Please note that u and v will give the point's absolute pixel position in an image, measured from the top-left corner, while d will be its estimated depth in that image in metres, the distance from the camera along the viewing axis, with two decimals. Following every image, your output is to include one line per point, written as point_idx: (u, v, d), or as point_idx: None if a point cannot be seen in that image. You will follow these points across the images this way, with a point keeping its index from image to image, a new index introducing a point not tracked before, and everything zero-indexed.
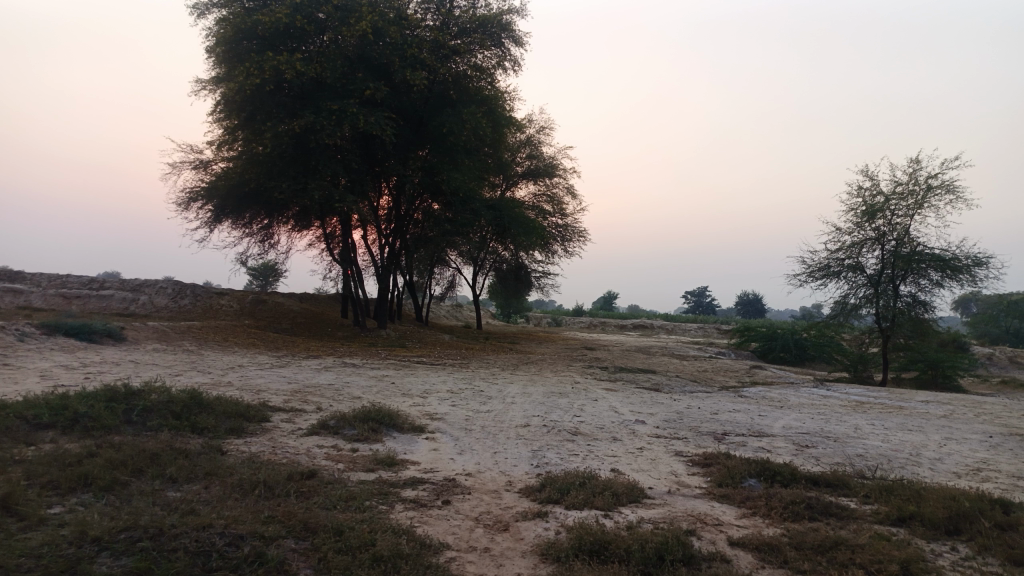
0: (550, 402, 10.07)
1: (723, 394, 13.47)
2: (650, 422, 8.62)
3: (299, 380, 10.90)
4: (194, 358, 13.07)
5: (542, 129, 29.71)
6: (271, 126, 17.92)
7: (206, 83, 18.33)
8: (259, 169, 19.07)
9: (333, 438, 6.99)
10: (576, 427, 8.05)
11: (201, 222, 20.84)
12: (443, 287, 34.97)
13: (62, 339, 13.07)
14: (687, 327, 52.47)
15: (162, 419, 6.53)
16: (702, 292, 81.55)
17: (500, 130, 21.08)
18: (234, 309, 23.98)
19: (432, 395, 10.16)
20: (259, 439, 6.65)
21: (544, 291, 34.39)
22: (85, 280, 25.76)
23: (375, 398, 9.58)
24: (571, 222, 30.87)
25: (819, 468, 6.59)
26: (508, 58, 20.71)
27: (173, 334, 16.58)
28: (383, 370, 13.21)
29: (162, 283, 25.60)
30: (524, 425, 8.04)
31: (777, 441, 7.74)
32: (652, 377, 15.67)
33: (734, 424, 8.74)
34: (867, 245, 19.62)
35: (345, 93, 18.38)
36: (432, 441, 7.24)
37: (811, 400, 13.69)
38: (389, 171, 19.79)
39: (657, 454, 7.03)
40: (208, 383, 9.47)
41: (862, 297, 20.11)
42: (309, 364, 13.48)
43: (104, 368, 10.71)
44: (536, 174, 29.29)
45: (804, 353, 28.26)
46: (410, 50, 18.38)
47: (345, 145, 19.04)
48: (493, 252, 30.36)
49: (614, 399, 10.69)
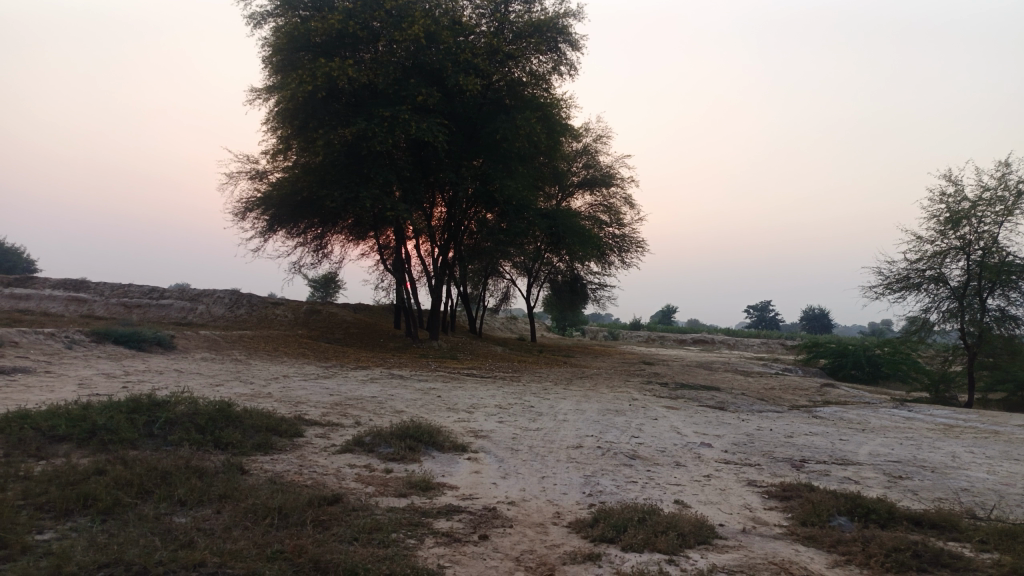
0: (605, 420, 9.30)
1: (795, 414, 12.43)
2: (717, 446, 7.78)
3: (342, 392, 10.41)
4: (240, 368, 12.78)
5: (600, 138, 28.97)
6: (323, 133, 17.73)
7: (260, 92, 18.23)
8: (312, 178, 18.93)
9: (366, 457, 6.40)
10: (634, 450, 7.28)
11: (256, 231, 20.81)
12: (498, 298, 34.44)
13: (111, 347, 12.96)
14: (750, 342, 50.60)
15: (184, 433, 6.04)
16: (766, 306, 79.01)
17: (555, 136, 20.45)
18: (288, 318, 23.93)
19: (479, 410, 9.53)
20: (286, 457, 6.11)
21: (600, 304, 33.49)
22: (146, 290, 26.13)
23: (418, 412, 8.99)
24: (628, 232, 29.96)
25: (921, 505, 5.67)
26: (564, 63, 20.04)
27: (224, 342, 16.44)
28: (431, 382, 12.64)
29: (219, 292, 25.76)
30: (576, 447, 7.31)
31: (865, 471, 6.83)
32: (716, 394, 14.68)
33: (813, 449, 7.82)
34: (951, 254, 18.20)
35: (397, 99, 18.02)
36: (474, 462, 6.57)
37: (892, 422, 12.51)
38: (441, 179, 19.38)
39: (728, 483, 6.22)
40: (245, 395, 9.04)
41: (945, 311, 18.64)
42: (356, 375, 13.02)
43: (146, 377, 10.43)
44: (592, 184, 28.54)
45: (878, 371, 26.60)
46: (464, 55, 17.94)
47: (397, 152, 18.71)
48: (549, 262, 29.67)
49: (676, 418, 9.83)
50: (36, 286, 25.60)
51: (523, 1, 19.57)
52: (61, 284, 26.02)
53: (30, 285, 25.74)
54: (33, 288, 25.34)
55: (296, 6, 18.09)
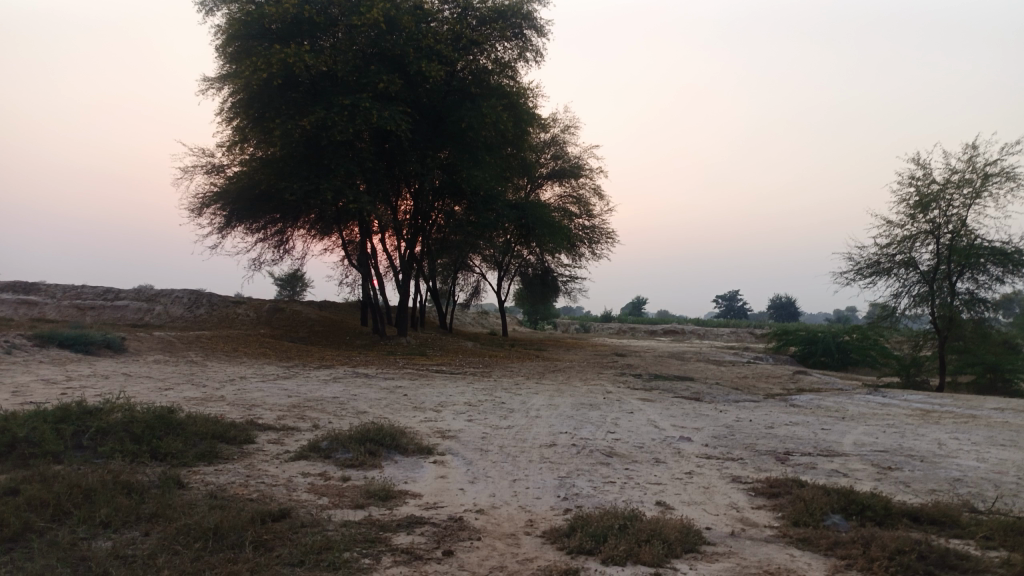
0: (579, 415, 8.88)
1: (772, 403, 12.14)
2: (697, 440, 7.40)
3: (302, 393, 9.85)
4: (195, 370, 12.13)
5: (567, 129, 28.56)
6: (280, 123, 17.04)
7: (212, 82, 17.46)
8: (271, 170, 18.24)
9: (322, 464, 5.89)
10: (611, 446, 6.86)
11: (213, 227, 20.01)
12: (468, 293, 33.93)
13: (55, 351, 12.22)
14: (720, 331, 50.76)
15: (117, 443, 5.48)
16: (734, 296, 79.66)
17: (522, 126, 19.98)
18: (250, 318, 23.17)
19: (447, 409, 9.04)
20: (232, 467, 5.57)
21: (571, 296, 33.16)
22: (101, 291, 25.14)
23: (382, 413, 8.47)
24: (598, 223, 29.63)
25: (916, 499, 5.34)
26: (530, 49, 19.57)
27: (180, 343, 15.72)
28: (397, 380, 12.11)
29: (178, 292, 24.87)
30: (549, 445, 6.87)
31: (852, 463, 6.50)
32: (691, 385, 14.38)
33: (797, 440, 7.48)
34: (921, 238, 18.10)
35: (357, 87, 17.38)
36: (440, 465, 6.10)
37: (870, 409, 12.31)
38: (406, 171, 18.80)
39: (711, 481, 5.83)
40: (196, 400, 8.45)
41: (916, 295, 18.54)
42: (318, 375, 12.44)
43: (90, 382, 9.75)
44: (561, 174, 28.13)
45: (847, 358, 26.66)
46: (426, 41, 17.36)
47: (359, 143, 18.10)
48: (518, 255, 29.23)
49: (652, 411, 9.45)
50: None
51: None
52: (10, 286, 24.93)
53: None
54: None
55: None
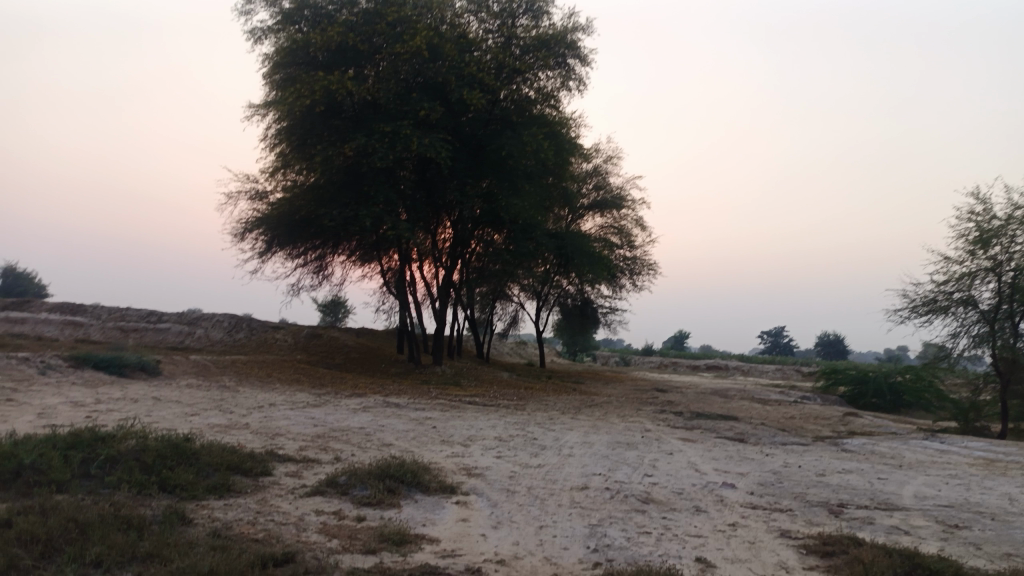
0: (614, 455, 8.41)
1: (822, 447, 11.45)
2: (741, 487, 6.87)
3: (328, 422, 9.58)
4: (225, 395, 11.99)
5: (610, 159, 28.24)
6: (321, 149, 17.12)
7: (257, 108, 17.66)
8: (312, 197, 18.31)
9: (338, 501, 5.57)
10: (647, 491, 6.39)
11: (254, 252, 20.12)
12: (506, 323, 33.58)
13: (89, 372, 12.22)
14: (765, 368, 49.35)
15: (125, 473, 5.24)
16: (780, 332, 77.70)
17: (563, 155, 19.73)
18: (288, 343, 23.18)
19: (476, 443, 8.66)
20: (242, 501, 5.28)
21: (611, 329, 32.55)
22: (144, 313, 25.49)
23: (408, 446, 8.13)
24: (640, 255, 29.10)
25: (990, 565, 4.76)
26: (573, 77, 19.34)
27: (214, 367, 15.68)
28: (428, 411, 11.76)
29: (219, 316, 25.07)
30: (581, 488, 6.43)
31: (914, 519, 5.92)
32: (734, 424, 13.71)
33: (851, 491, 6.90)
34: (981, 276, 17.18)
35: (399, 114, 17.39)
36: (463, 506, 5.72)
37: (928, 457, 11.51)
38: (445, 199, 18.68)
39: (757, 535, 5.33)
40: (219, 427, 8.22)
41: (975, 336, 17.56)
42: (349, 403, 12.18)
43: (117, 405, 9.62)
44: (603, 205, 27.77)
45: (900, 399, 25.46)
46: (468, 69, 17.30)
47: (400, 170, 18.07)
48: (558, 286, 28.84)
49: (693, 452, 8.91)
50: (33, 310, 25.03)
51: (531, 16, 18.90)
52: (58, 307, 25.45)
53: (27, 308, 25.18)
54: (29, 311, 24.75)
55: (295, 21, 17.66)
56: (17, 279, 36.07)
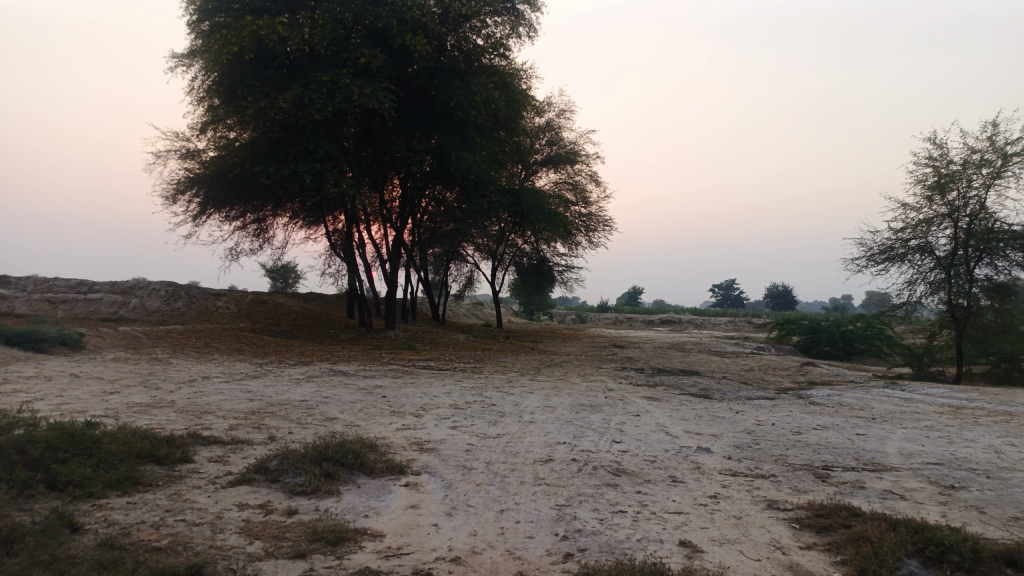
0: (578, 420, 7.81)
1: (788, 400, 11.07)
2: (718, 451, 6.33)
3: (266, 396, 8.74)
4: (155, 369, 11.02)
5: (563, 112, 27.36)
6: (253, 100, 15.90)
7: (181, 57, 16.29)
8: (246, 153, 17.10)
9: (267, 491, 4.81)
10: (618, 462, 5.79)
11: (188, 215, 18.83)
12: (461, 283, 32.80)
13: (1, 349, 11.11)
14: (718, 321, 49.80)
15: (5, 470, 4.39)
16: (731, 285, 78.83)
17: (515, 106, 18.80)
18: (230, 311, 22.02)
19: (428, 413, 7.95)
20: (151, 500, 4.50)
21: (568, 286, 32.04)
22: (74, 283, 23.94)
23: (353, 420, 7.40)
24: (596, 210, 28.44)
25: (1001, 533, 4.28)
26: (522, 23, 18.39)
27: (147, 339, 14.60)
28: (378, 379, 10.98)
29: (155, 284, 23.69)
30: (545, 460, 5.80)
31: (906, 481, 5.43)
32: (697, 381, 13.31)
33: (834, 450, 6.41)
34: (937, 222, 16.96)
35: (337, 61, 16.27)
36: (412, 490, 5.02)
37: (894, 407, 11.25)
38: (391, 153, 17.65)
39: (742, 509, 4.77)
40: (138, 407, 7.34)
41: (932, 283, 17.41)
42: (292, 373, 11.32)
43: (26, 385, 8.63)
44: (556, 160, 26.99)
45: (853, 347, 25.59)
46: (411, 12, 16.14)
47: (342, 123, 16.99)
48: (512, 244, 28.10)
49: (660, 414, 8.37)
50: None
51: None
52: None
53: None
54: None
55: None
56: None
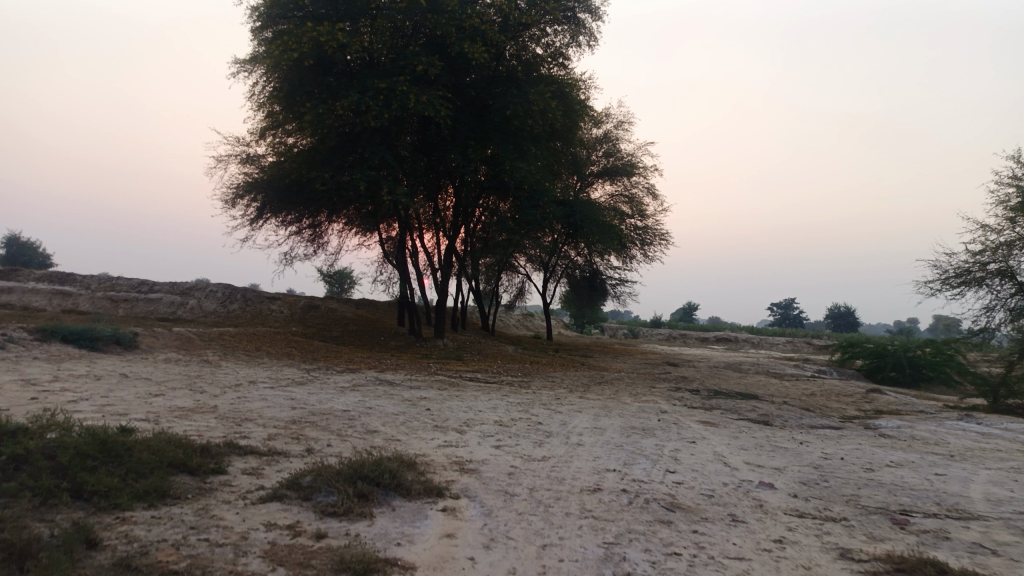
0: (629, 444, 7.38)
1: (855, 431, 10.37)
2: (782, 488, 5.83)
3: (309, 404, 8.57)
4: (203, 372, 11.02)
5: (621, 124, 26.88)
6: (311, 107, 15.98)
7: (243, 63, 16.49)
8: (302, 159, 17.20)
9: (298, 510, 4.57)
10: (672, 495, 5.35)
11: (245, 219, 19.05)
12: (513, 294, 32.53)
13: (57, 346, 11.27)
14: (775, 340, 48.32)
15: (31, 477, 4.25)
16: (790, 305, 76.75)
17: (573, 116, 18.47)
18: (283, 315, 22.21)
19: (472, 430, 7.64)
20: (177, 515, 4.29)
21: (620, 301, 31.44)
22: (136, 283, 24.53)
23: (394, 434, 7.14)
24: (652, 224, 27.83)
25: None
26: (583, 31, 17.98)
27: (199, 340, 14.74)
28: (423, 390, 10.73)
29: (213, 286, 24.08)
30: (594, 490, 5.40)
31: (997, 533, 4.87)
32: (755, 405, 12.68)
33: (912, 493, 5.85)
34: (1020, 245, 15.86)
35: (396, 69, 16.25)
36: (450, 516, 4.71)
37: (972, 442, 10.45)
38: (446, 162, 17.51)
39: (811, 557, 4.30)
40: (179, 412, 7.23)
41: (1012, 309, 16.33)
42: (337, 381, 11.17)
43: (74, 384, 8.65)
44: (613, 172, 26.52)
45: (920, 374, 24.29)
46: (470, 20, 16.00)
47: (398, 131, 16.94)
48: (566, 256, 27.70)
49: (718, 441, 7.87)
50: (21, 279, 24.11)
51: None
52: (46, 277, 24.51)
53: (14, 278, 24.29)
54: (17, 281, 23.84)
55: None
56: (22, 249, 35.30)
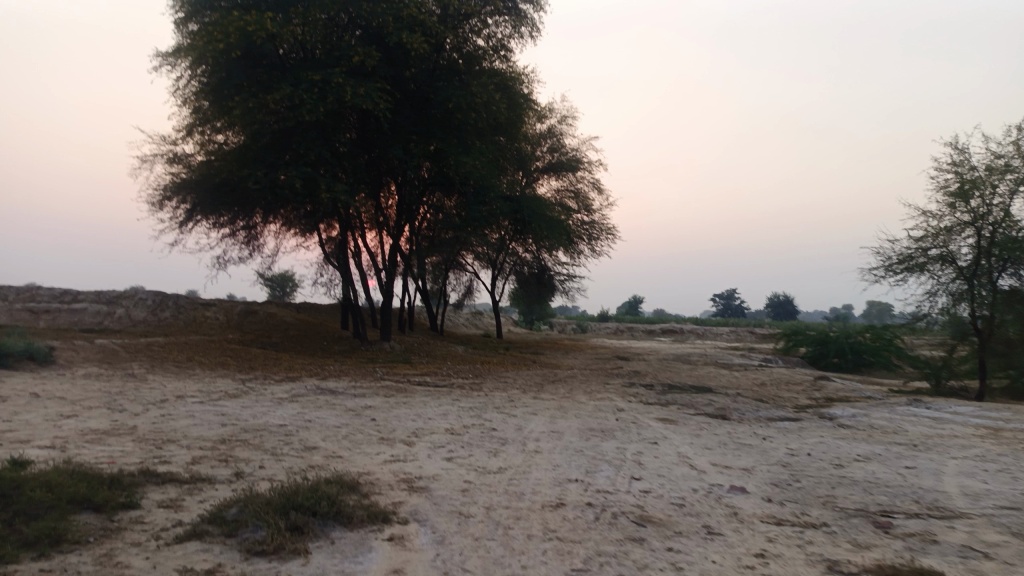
0: (590, 449, 6.95)
1: (814, 422, 10.18)
2: (755, 492, 5.46)
3: (242, 420, 7.86)
4: (127, 387, 10.17)
5: (565, 118, 26.56)
6: (241, 100, 15.12)
7: (166, 55, 15.51)
8: (233, 157, 16.30)
9: (220, 550, 3.96)
10: (642, 508, 4.91)
11: (174, 222, 17.99)
12: (460, 292, 31.91)
13: None
14: (720, 330, 48.89)
15: None
16: (732, 295, 78.17)
17: (516, 108, 17.98)
18: (219, 322, 21.16)
19: (422, 441, 7.08)
20: (71, 565, 3.64)
21: (569, 296, 31.16)
22: (58, 292, 23.08)
23: (337, 450, 6.55)
24: (598, 218, 27.59)
25: None
26: (525, 23, 17.42)
27: (125, 352, 13.76)
28: (369, 398, 10.10)
29: (143, 293, 22.81)
30: (557, 506, 4.92)
31: (984, 532, 4.57)
32: (711, 399, 12.44)
33: (888, 490, 5.56)
34: (959, 230, 15.92)
35: (331, 61, 15.52)
36: (399, 546, 4.16)
37: (929, 428, 10.36)
38: (387, 157, 16.83)
39: (797, 573, 3.90)
40: (91, 436, 6.48)
41: (953, 294, 16.26)
42: (276, 392, 10.45)
43: None
44: (558, 167, 26.19)
45: (863, 360, 24.59)
46: (407, 9, 15.34)
47: (336, 126, 16.19)
48: (513, 252, 27.23)
49: (682, 441, 7.50)
50: None
51: None
52: None
53: None
54: None
55: None
56: None
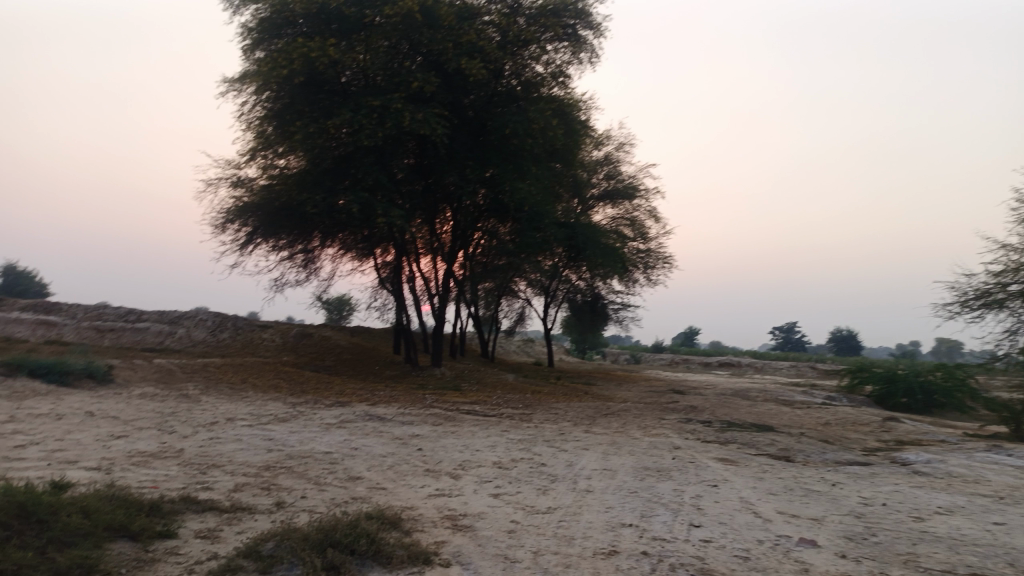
0: (645, 489, 6.57)
1: (885, 467, 9.53)
2: (827, 546, 5.01)
3: (288, 445, 7.74)
4: (179, 408, 10.22)
5: (622, 146, 26.31)
6: (302, 126, 15.37)
7: (232, 82, 15.90)
8: (293, 182, 16.53)
9: None
10: (702, 559, 4.54)
11: (235, 245, 18.33)
12: (513, 319, 31.70)
13: (24, 382, 10.49)
14: (779, 364, 47.35)
15: None
16: (792, 328, 75.96)
17: (573, 135, 17.82)
18: (275, 345, 21.41)
19: (468, 474, 6.81)
20: None
21: (623, 326, 30.61)
22: (124, 312, 23.76)
23: (381, 481, 6.34)
24: (655, 247, 27.10)
25: None
26: (583, 49, 17.33)
27: (181, 372, 13.94)
28: (417, 426, 9.90)
29: (203, 314, 23.30)
30: (610, 554, 4.58)
31: None
32: (773, 437, 11.83)
33: (976, 550, 5.04)
34: None
35: (391, 87, 15.66)
36: None
37: (1013, 478, 9.57)
38: (443, 183, 16.85)
39: None
40: (138, 458, 6.43)
41: None
42: (324, 416, 10.35)
43: (30, 424, 7.85)
44: (614, 195, 25.91)
45: (934, 400, 23.30)
46: (466, 36, 15.41)
47: (393, 152, 16.30)
48: (567, 281, 26.93)
49: (743, 485, 7.05)
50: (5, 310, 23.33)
51: None
52: (31, 306, 23.74)
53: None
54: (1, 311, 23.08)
55: None
56: (17, 277, 34.45)
